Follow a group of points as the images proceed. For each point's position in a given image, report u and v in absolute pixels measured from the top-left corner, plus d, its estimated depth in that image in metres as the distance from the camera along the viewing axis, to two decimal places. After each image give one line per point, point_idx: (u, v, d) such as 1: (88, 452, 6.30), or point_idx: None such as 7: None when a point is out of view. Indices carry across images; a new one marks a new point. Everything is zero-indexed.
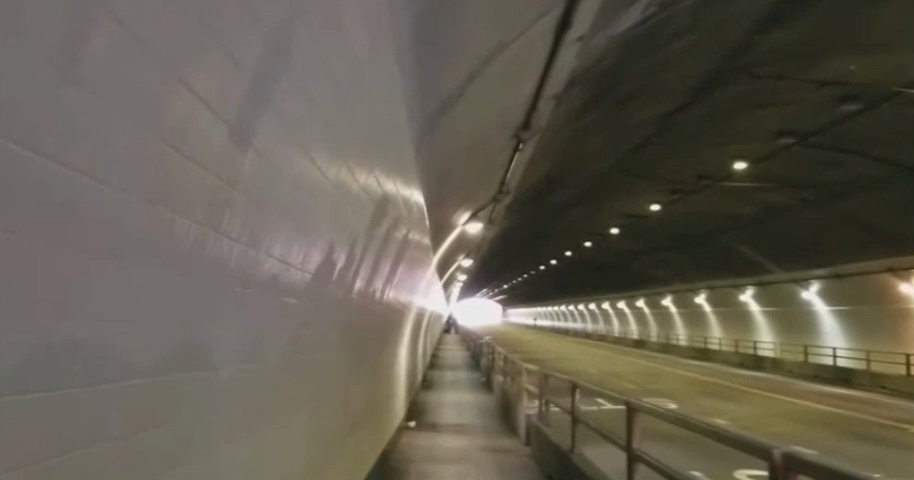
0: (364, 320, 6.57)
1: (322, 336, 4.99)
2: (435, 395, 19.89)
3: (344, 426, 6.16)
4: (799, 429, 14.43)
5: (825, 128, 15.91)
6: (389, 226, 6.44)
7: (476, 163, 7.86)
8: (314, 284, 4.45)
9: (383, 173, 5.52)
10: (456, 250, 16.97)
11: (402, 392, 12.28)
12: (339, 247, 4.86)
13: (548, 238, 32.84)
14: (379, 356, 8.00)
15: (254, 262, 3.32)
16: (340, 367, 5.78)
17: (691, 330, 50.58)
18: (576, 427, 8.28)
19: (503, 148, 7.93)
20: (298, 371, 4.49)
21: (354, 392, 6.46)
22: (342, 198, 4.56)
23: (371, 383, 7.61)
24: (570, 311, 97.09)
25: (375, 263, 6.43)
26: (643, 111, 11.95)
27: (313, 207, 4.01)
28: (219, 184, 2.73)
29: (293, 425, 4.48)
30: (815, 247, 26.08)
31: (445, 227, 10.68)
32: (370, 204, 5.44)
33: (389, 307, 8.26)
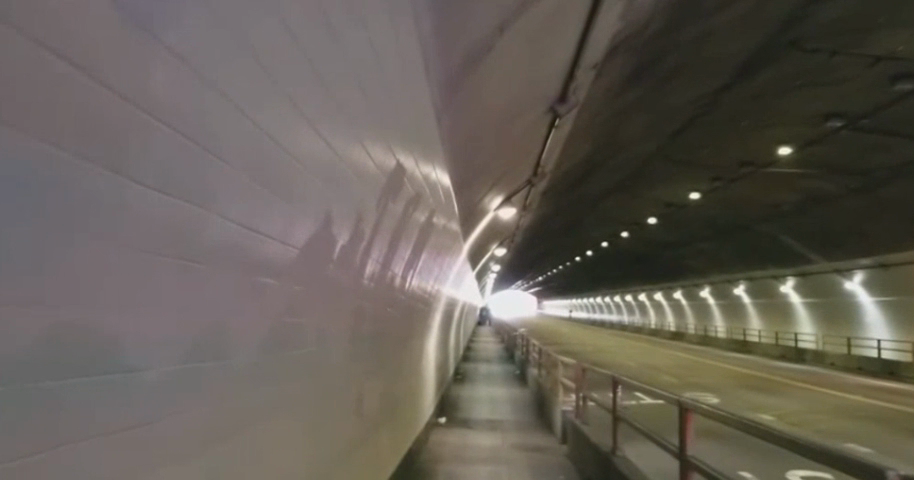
0: (380, 309, 6.05)
1: (322, 321, 4.44)
2: (468, 389, 19.36)
3: (356, 423, 5.61)
4: (850, 425, 13.74)
5: (877, 110, 15.16)
6: (408, 206, 5.92)
7: (507, 139, 7.32)
8: (311, 264, 3.95)
9: (397, 142, 4.97)
10: (488, 237, 16.40)
11: (432, 388, 11.77)
12: (343, 224, 4.35)
13: (584, 227, 32.25)
14: (402, 347, 7.47)
15: (223, 228, 2.74)
16: (350, 360, 5.27)
17: (730, 322, 49.73)
18: (618, 425, 7.67)
19: (537, 124, 7.38)
20: (294, 365, 3.98)
21: (369, 389, 5.94)
22: (342, 165, 4.06)
23: (393, 377, 7.09)
24: (606, 304, 96.15)
25: (392, 248, 5.91)
26: (687, 90, 11.34)
27: (302, 173, 3.50)
28: (170, 136, 2.23)
29: (284, 423, 3.94)
30: (860, 236, 25.24)
31: (475, 212, 10.15)
32: (382, 176, 4.89)
33: (414, 296, 7.74)
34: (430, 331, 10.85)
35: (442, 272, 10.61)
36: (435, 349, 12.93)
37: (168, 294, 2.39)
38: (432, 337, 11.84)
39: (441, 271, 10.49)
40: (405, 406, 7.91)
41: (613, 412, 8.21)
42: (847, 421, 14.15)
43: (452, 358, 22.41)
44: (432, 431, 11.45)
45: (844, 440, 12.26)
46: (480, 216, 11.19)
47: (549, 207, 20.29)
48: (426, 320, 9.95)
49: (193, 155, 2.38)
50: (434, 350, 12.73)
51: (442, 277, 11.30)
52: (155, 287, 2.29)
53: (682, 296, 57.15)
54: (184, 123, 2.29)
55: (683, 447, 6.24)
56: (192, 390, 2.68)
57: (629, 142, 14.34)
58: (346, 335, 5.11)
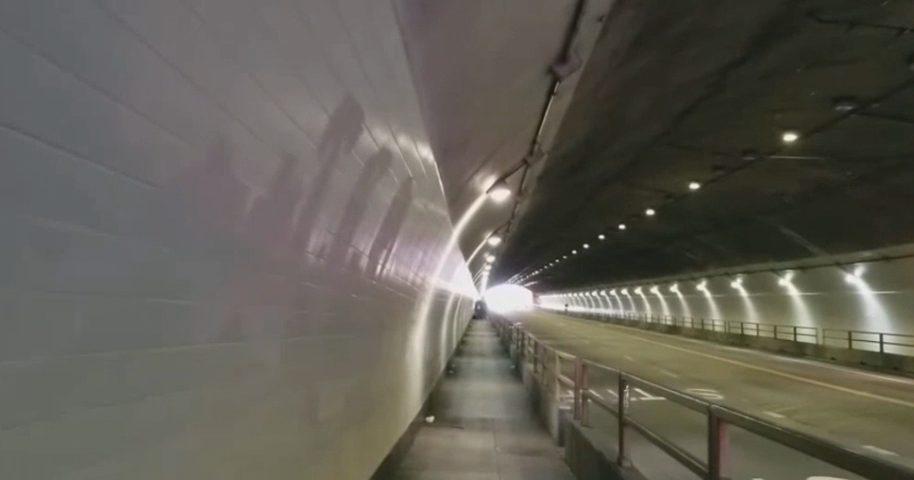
0: (347, 293, 5.35)
1: (263, 300, 3.70)
2: (459, 385, 18.62)
3: (314, 422, 4.86)
4: (863, 422, 13.08)
5: (889, 94, 14.47)
6: (381, 179, 5.26)
7: (499, 105, 6.58)
8: (264, 244, 3.57)
9: (359, 90, 4.23)
10: (480, 226, 15.65)
11: (418, 385, 11.06)
12: (293, 195, 3.77)
13: (581, 219, 31.53)
14: (377, 338, 6.74)
15: (76, 153, 2.03)
16: (310, 352, 4.64)
17: (727, 315, 49.11)
18: (624, 431, 6.88)
19: (532, 88, 6.64)
20: (246, 360, 3.56)
21: (333, 385, 5.27)
22: (299, 134, 3.66)
23: (366, 372, 6.37)
24: (602, 297, 95.39)
25: (363, 226, 5.22)
26: (693, 66, 10.62)
27: (251, 142, 3.15)
28: (46, 69, 1.84)
29: (210, 416, 3.21)
30: (863, 226, 24.61)
31: (463, 193, 9.42)
32: (337, 130, 4.16)
33: (391, 281, 7.00)
34: (415, 322, 10.14)
35: (428, 260, 9.88)
36: (422, 344, 12.23)
37: (57, 272, 2.03)
38: (419, 330, 11.15)
39: (427, 259, 9.80)
40: (381, 404, 7.19)
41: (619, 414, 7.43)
42: (858, 419, 13.48)
43: (445, 353, 21.70)
44: (419, 432, 10.75)
45: (858, 439, 11.57)
46: (471, 199, 10.48)
47: (545, 195, 19.57)
48: (410, 312, 9.24)
49: (62, 86, 1.91)
50: (422, 344, 12.03)
51: (430, 265, 10.60)
52: (28, 256, 1.90)
53: (679, 289, 56.44)
54: (68, 56, 1.90)
55: (716, 468, 5.37)
56: (101, 378, 2.33)
57: (630, 123, 13.65)
58: (301, 322, 4.41)
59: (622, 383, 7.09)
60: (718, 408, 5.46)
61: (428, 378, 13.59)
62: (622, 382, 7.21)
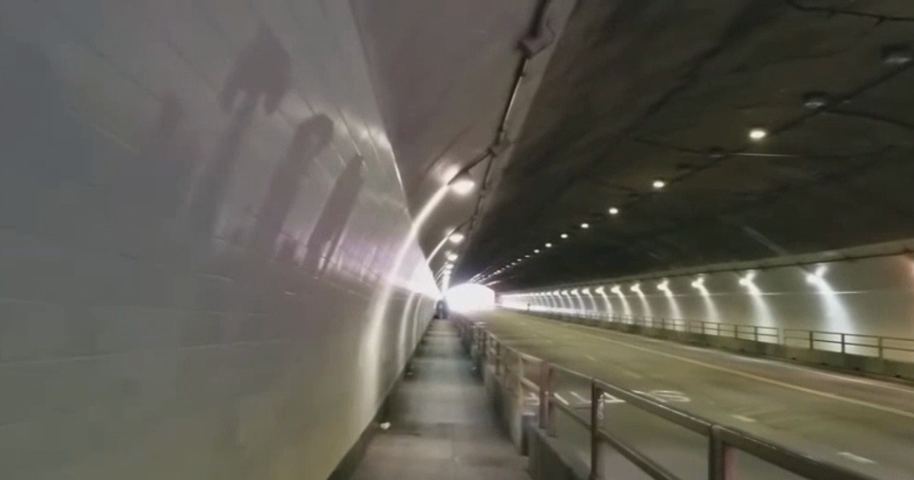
0: (283, 290, 4.61)
1: (170, 281, 3.06)
2: (417, 387, 18.07)
3: (247, 435, 4.23)
4: (832, 426, 12.71)
5: (861, 90, 14.15)
6: (319, 156, 4.55)
7: (462, 83, 6.03)
8: (150, 222, 2.82)
9: (295, 45, 3.62)
10: (441, 222, 15.09)
11: (371, 389, 10.51)
12: (205, 156, 3.13)
13: (545, 218, 31.13)
14: (321, 341, 6.06)
15: None
16: (232, 362, 3.88)
17: (689, 316, 49.07)
18: (598, 445, 6.33)
19: (500, 66, 6.08)
20: (131, 373, 2.81)
21: (266, 401, 4.53)
22: (198, 87, 2.92)
23: (307, 380, 5.69)
24: (563, 296, 95.25)
25: (301, 210, 4.52)
26: (664, 53, 10.16)
27: (117, 82, 2.39)
28: None
29: (94, 415, 2.58)
30: (826, 226, 24.40)
31: (421, 183, 8.82)
32: (268, 87, 3.55)
33: (339, 276, 6.39)
34: (369, 322, 9.55)
35: (383, 258, 9.32)
36: (378, 346, 11.65)
37: None
38: (375, 332, 10.58)
39: (383, 255, 9.25)
40: (324, 415, 6.51)
41: (589, 423, 6.93)
42: (827, 422, 13.12)
43: (403, 354, 21.14)
44: (372, 439, 10.17)
45: (829, 444, 11.19)
46: (432, 191, 9.92)
47: (508, 192, 19.09)
48: (363, 311, 8.64)
49: None
50: (378, 345, 11.45)
51: (387, 263, 10.03)
52: None
53: (640, 290, 56.29)
54: None
55: None
56: None
57: (598, 115, 13.17)
58: (229, 314, 3.79)
59: (596, 391, 6.57)
60: (720, 428, 4.47)
61: (384, 382, 13.03)
62: (595, 388, 6.71)
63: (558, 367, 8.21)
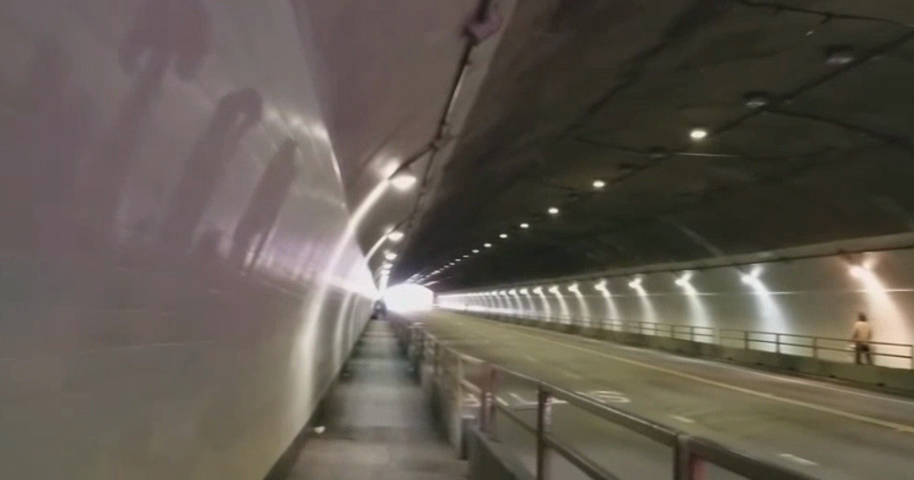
0: (210, 289, 4.12)
1: (94, 269, 2.68)
2: (352, 389, 17.73)
3: (173, 445, 3.85)
4: (772, 427, 12.67)
5: (804, 89, 14.33)
6: (255, 145, 4.07)
7: (407, 68, 5.75)
8: (69, 198, 2.40)
9: (248, 18, 3.26)
10: (380, 219, 14.77)
11: (305, 391, 10.17)
12: (144, 133, 2.75)
13: (483, 218, 30.97)
14: (249, 343, 5.61)
15: None
16: (151, 370, 3.36)
17: (625, 316, 49.42)
18: (545, 451, 6.08)
19: (446, 50, 5.82)
20: (40, 373, 2.39)
21: (188, 413, 4.05)
22: (132, 45, 2.51)
23: (233, 386, 5.23)
24: (501, 296, 95.51)
25: (233, 205, 4.05)
26: (609, 48, 10.01)
27: (36, 31, 2.01)
28: None
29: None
30: (763, 227, 24.63)
31: (358, 177, 8.43)
32: (218, 62, 3.18)
33: (271, 274, 5.97)
34: (303, 323, 9.15)
35: (319, 255, 8.99)
36: (312, 347, 11.28)
37: None
38: (309, 332, 10.22)
39: (320, 252, 8.90)
40: (251, 423, 6.05)
41: (535, 429, 6.62)
42: (768, 423, 13.08)
43: (339, 355, 20.75)
44: (304, 445, 9.81)
45: (771, 445, 11.11)
46: (370, 187, 9.58)
47: (448, 190, 18.83)
48: (297, 311, 8.24)
49: None
50: (312, 346, 11.08)
51: (322, 261, 9.67)
52: None
53: (577, 289, 56.54)
54: None
55: None
56: None
57: (542, 110, 12.96)
58: (162, 311, 3.41)
59: (545, 395, 6.24)
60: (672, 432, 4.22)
61: (319, 385, 12.67)
62: (542, 392, 6.39)
63: (502, 368, 7.93)
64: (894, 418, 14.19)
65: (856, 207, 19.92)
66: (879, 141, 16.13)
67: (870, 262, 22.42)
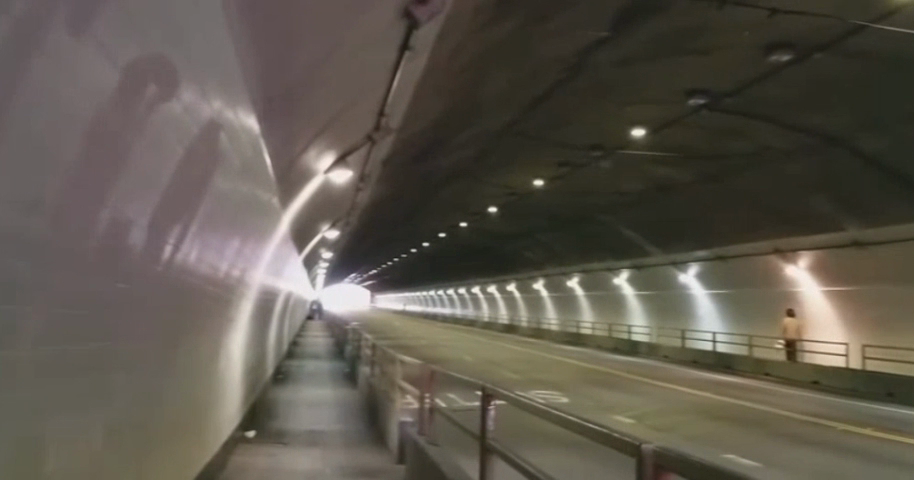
0: (117, 282, 3.69)
1: None
2: (286, 392, 17.26)
3: (70, 462, 3.43)
4: (712, 427, 12.60)
5: (745, 87, 14.36)
6: (171, 126, 3.65)
7: (346, 50, 5.45)
8: None
9: None
10: (316, 216, 14.39)
11: (234, 395, 9.75)
12: (23, 105, 2.33)
13: (422, 217, 30.74)
14: (168, 345, 5.21)
15: None
16: (35, 378, 2.90)
17: (562, 315, 49.57)
18: (488, 458, 5.78)
19: (385, 32, 5.55)
20: None
21: (89, 420, 3.63)
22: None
23: (147, 391, 4.82)
24: (439, 296, 95.37)
25: (144, 193, 3.62)
26: (553, 41, 9.84)
27: None
28: None
29: None
30: (699, 226, 24.83)
31: (291, 170, 8.07)
32: (122, 26, 2.76)
33: (193, 270, 5.55)
34: (233, 323, 8.77)
35: (250, 252, 8.62)
36: (244, 348, 10.92)
37: None
38: (239, 333, 9.81)
39: (249, 249, 8.52)
40: (169, 430, 5.65)
41: (478, 435, 6.30)
42: (707, 423, 13.01)
43: (273, 355, 20.35)
44: (232, 452, 9.44)
45: (711, 446, 11.01)
46: (306, 181, 9.24)
47: (386, 187, 18.54)
48: (224, 311, 7.85)
49: None
50: (243, 347, 10.71)
51: (254, 258, 9.34)
52: None
53: (516, 289, 56.63)
54: None
55: None
56: None
57: (483, 104, 12.75)
58: (54, 313, 2.99)
59: (489, 400, 5.93)
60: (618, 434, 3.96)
61: (250, 387, 12.29)
62: (486, 397, 6.08)
63: (441, 370, 7.63)
64: (833, 417, 14.19)
65: (792, 206, 20.06)
66: (815, 141, 16.23)
67: (805, 260, 22.63)
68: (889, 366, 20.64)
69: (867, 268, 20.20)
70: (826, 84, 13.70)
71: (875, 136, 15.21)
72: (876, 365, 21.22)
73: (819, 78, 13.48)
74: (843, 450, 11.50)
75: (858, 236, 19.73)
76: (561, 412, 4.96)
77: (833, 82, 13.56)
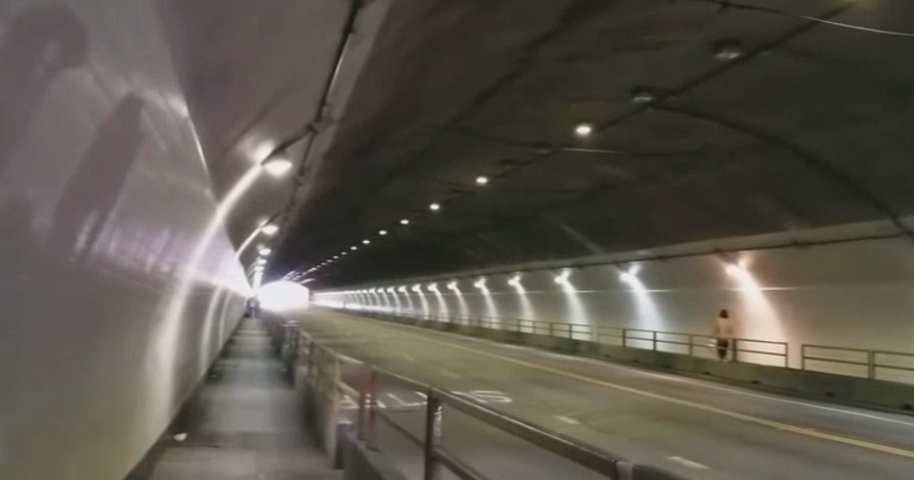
0: (16, 273, 3.26)
1: None
2: (220, 392, 16.77)
3: None
4: (655, 428, 12.43)
5: (691, 85, 14.24)
6: (78, 98, 3.24)
7: (285, 30, 5.10)
8: None
9: None
10: (253, 210, 13.95)
11: (162, 397, 9.31)
12: None
13: (363, 213, 30.35)
14: (81, 347, 4.76)
15: None
16: None
17: (503, 314, 49.51)
18: (435, 467, 5.47)
19: (327, 12, 5.21)
20: None
21: None
22: None
23: (55, 397, 4.39)
24: (379, 294, 94.90)
25: (46, 173, 3.20)
26: (501, 34, 9.59)
27: None
28: None
29: None
30: (640, 225, 24.83)
31: (224, 160, 7.65)
32: None
33: (113, 264, 5.15)
34: (161, 321, 8.32)
35: (181, 246, 8.21)
36: (174, 347, 10.47)
37: None
38: (169, 331, 9.37)
39: (180, 243, 8.10)
40: (84, 438, 5.20)
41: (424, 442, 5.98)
42: (650, 423, 12.84)
43: (207, 354, 19.79)
44: (160, 457, 9.00)
45: (655, 447, 10.82)
46: (241, 173, 8.84)
47: (327, 182, 18.14)
48: (151, 308, 7.40)
49: None
50: (174, 346, 10.26)
51: (186, 253, 8.91)
52: None
53: (457, 287, 56.46)
54: None
55: None
56: None
57: (427, 97, 12.43)
58: None
59: (436, 405, 5.56)
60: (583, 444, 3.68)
61: (182, 387, 11.83)
62: (432, 401, 5.71)
63: (382, 371, 7.27)
64: (774, 418, 14.16)
65: (734, 206, 20.10)
66: (759, 141, 16.21)
67: (745, 260, 22.71)
68: (828, 366, 20.76)
69: (807, 268, 20.30)
70: (772, 83, 13.62)
71: (818, 137, 15.20)
72: (814, 365, 21.33)
73: (765, 76, 13.38)
74: (786, 452, 11.38)
75: (799, 236, 19.81)
76: (514, 422, 4.61)
77: (778, 80, 13.48)
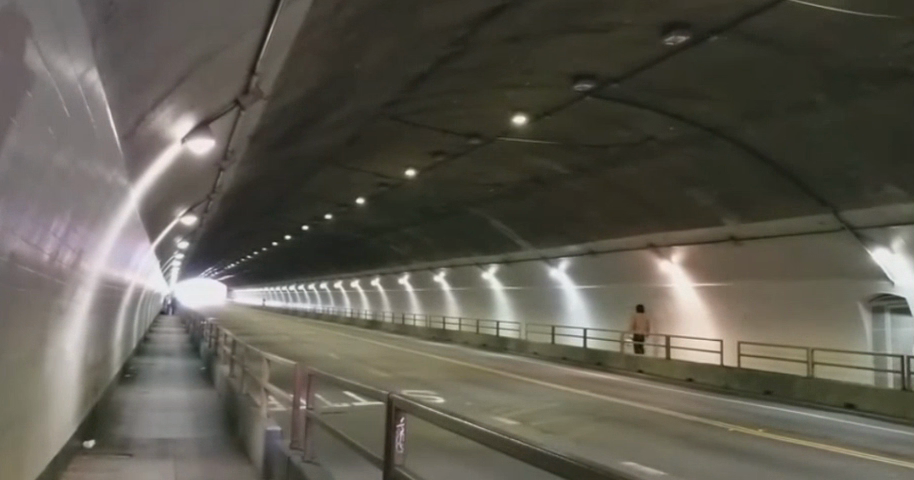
0: None
1: None
2: (134, 394, 15.66)
3: None
4: (603, 430, 11.72)
5: (634, 72, 13.68)
6: None
7: None
8: None
9: None
10: (171, 197, 12.96)
11: (66, 402, 8.32)
12: None
13: (286, 207, 29.32)
14: None
15: None
16: None
17: (427, 311, 48.83)
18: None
19: None
20: None
21: None
22: None
23: None
24: (300, 291, 93.43)
25: None
26: (445, 7, 8.87)
27: None
28: None
29: None
30: (571, 220, 24.35)
31: (135, 135, 6.73)
32: None
33: None
34: (63, 318, 7.35)
35: (87, 234, 7.25)
36: (82, 345, 9.48)
37: None
38: (74, 328, 8.39)
39: (86, 232, 7.15)
40: None
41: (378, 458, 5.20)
42: (596, 425, 12.14)
43: (119, 353, 18.64)
44: (62, 468, 8.03)
45: (605, 452, 10.07)
46: (158, 152, 7.93)
47: (250, 170, 17.17)
48: (48, 305, 6.45)
49: None
50: (80, 344, 9.28)
51: (92, 243, 7.94)
52: None
53: (380, 283, 55.61)
54: None
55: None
56: None
57: (360, 77, 11.60)
58: None
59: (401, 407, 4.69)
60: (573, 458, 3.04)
61: (89, 389, 10.83)
62: (391, 405, 4.88)
63: (320, 373, 6.39)
64: (718, 418, 13.71)
65: (670, 201, 19.70)
66: (701, 133, 15.76)
67: (679, 255, 22.32)
68: (764, 364, 20.39)
69: (743, 263, 19.91)
70: (718, 71, 13.08)
71: (760, 128, 14.73)
72: (749, 362, 20.97)
73: (712, 64, 12.85)
74: (739, 456, 10.76)
75: (735, 231, 19.34)
76: (494, 432, 3.77)
77: (725, 68, 12.95)
